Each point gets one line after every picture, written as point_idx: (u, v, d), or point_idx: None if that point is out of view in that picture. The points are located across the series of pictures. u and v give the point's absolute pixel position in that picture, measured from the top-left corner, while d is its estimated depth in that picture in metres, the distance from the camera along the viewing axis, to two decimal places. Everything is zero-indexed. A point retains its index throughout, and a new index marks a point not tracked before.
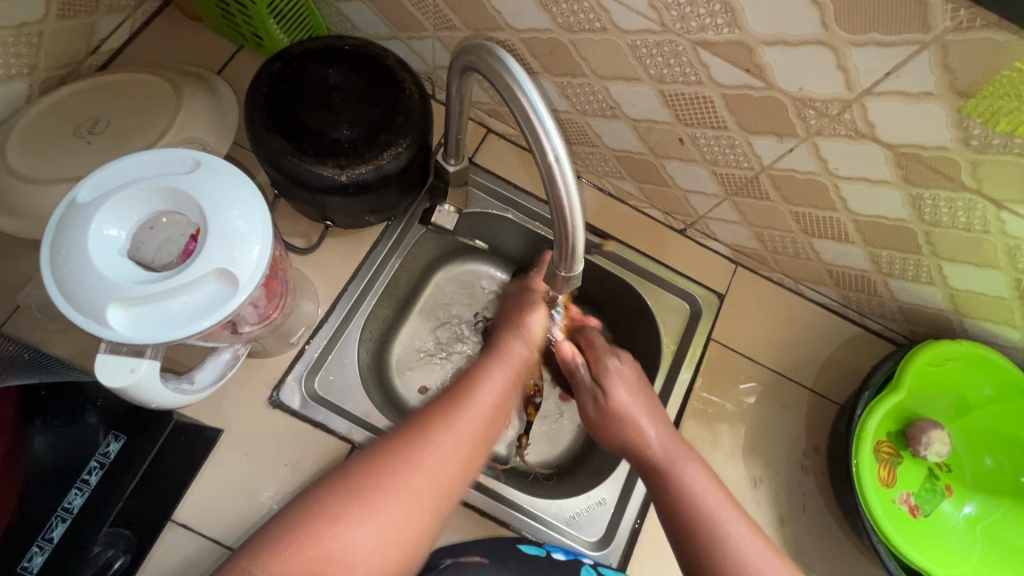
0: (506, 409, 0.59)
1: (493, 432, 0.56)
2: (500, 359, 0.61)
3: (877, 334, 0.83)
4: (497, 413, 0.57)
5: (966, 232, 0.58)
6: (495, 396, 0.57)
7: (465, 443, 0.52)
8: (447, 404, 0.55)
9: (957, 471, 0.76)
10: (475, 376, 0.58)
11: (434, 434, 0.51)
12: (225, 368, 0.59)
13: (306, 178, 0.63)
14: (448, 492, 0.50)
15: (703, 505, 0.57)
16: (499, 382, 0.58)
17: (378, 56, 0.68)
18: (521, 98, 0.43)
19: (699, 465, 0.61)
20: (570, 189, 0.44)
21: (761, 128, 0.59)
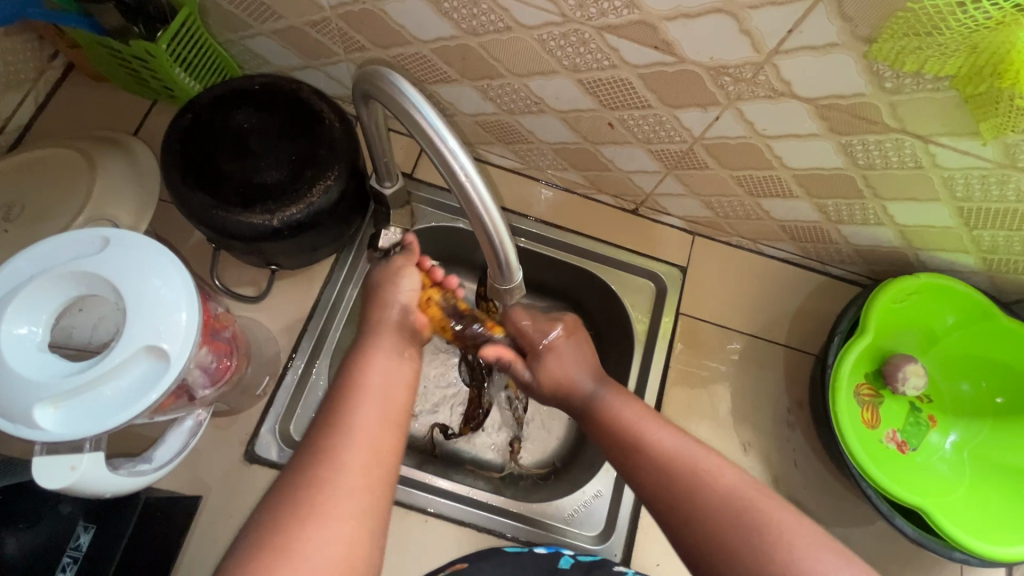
0: (400, 383, 0.55)
1: (396, 412, 0.52)
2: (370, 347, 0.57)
3: (842, 279, 0.84)
4: (390, 394, 0.53)
5: (901, 170, 0.58)
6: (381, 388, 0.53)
7: (361, 437, 0.48)
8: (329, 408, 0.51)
9: (937, 401, 0.77)
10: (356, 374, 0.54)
11: (325, 443, 0.48)
12: (188, 437, 0.57)
13: (237, 229, 0.61)
14: (376, 489, 0.47)
15: (673, 463, 0.53)
16: (375, 373, 0.54)
17: (292, 89, 0.66)
18: (420, 121, 0.42)
19: (660, 422, 0.58)
20: (488, 207, 0.44)
21: (683, 102, 0.58)
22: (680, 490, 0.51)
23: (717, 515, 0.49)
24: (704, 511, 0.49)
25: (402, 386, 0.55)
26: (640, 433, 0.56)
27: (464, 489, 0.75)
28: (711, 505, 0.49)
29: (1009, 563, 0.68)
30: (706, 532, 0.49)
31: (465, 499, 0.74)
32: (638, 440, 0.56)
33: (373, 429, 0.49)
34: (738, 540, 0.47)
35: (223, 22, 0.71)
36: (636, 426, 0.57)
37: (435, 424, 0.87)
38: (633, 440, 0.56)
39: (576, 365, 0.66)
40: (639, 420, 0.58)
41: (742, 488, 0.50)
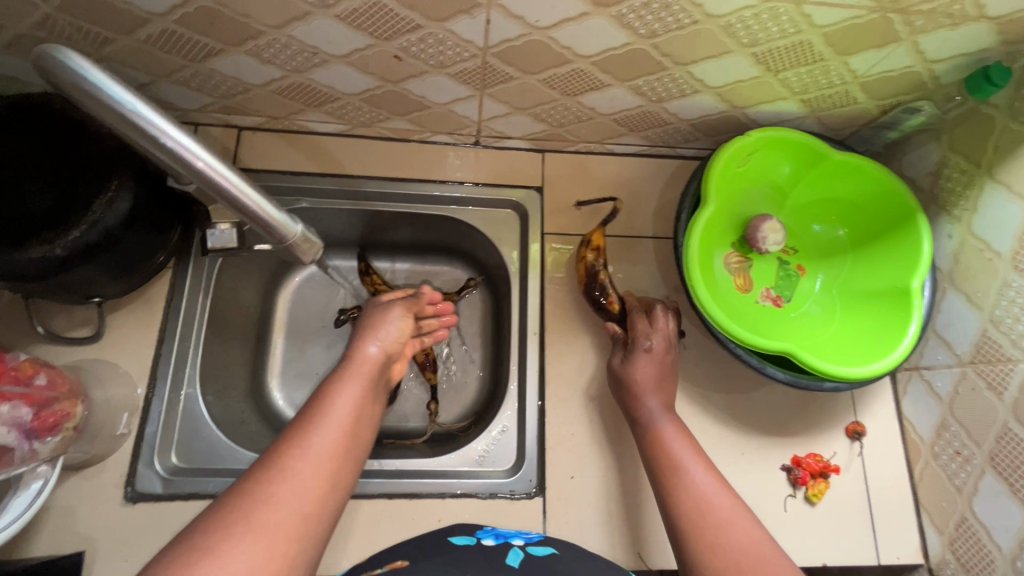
0: (369, 419, 0.57)
1: (359, 445, 0.54)
2: (348, 374, 0.59)
3: (694, 158, 0.84)
4: (359, 424, 0.55)
5: (683, 29, 0.56)
6: (351, 411, 0.55)
7: (325, 462, 0.50)
8: (302, 425, 0.52)
9: (801, 250, 0.79)
10: (328, 392, 0.56)
11: (288, 460, 0.49)
12: (34, 498, 0.54)
13: (16, 269, 0.55)
14: (317, 516, 0.47)
15: (704, 510, 0.57)
16: (349, 395, 0.56)
17: (37, 105, 0.59)
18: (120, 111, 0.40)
19: (704, 466, 0.61)
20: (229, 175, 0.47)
21: (447, 12, 0.54)
22: (703, 543, 0.55)
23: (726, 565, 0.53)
24: (713, 557, 0.54)
25: (370, 416, 0.57)
26: (682, 475, 0.60)
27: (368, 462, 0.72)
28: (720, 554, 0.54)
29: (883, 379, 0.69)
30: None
31: (371, 472, 0.71)
32: (677, 483, 0.60)
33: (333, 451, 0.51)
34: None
35: None
36: (682, 467, 0.61)
37: None
38: (671, 487, 0.60)
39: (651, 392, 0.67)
40: (686, 461, 0.61)
41: (756, 547, 0.54)
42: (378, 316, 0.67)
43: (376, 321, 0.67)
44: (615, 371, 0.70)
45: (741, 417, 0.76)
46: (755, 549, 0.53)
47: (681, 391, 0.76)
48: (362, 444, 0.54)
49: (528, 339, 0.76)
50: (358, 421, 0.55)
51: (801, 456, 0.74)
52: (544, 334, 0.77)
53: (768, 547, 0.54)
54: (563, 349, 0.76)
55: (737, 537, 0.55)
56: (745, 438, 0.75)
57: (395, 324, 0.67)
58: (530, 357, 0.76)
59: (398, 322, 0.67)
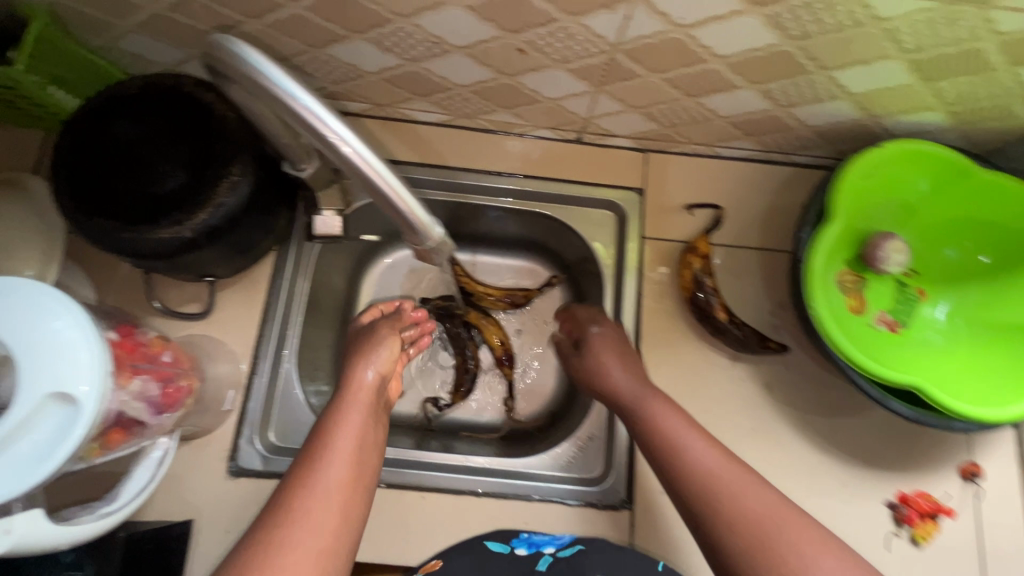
0: (375, 445, 0.57)
1: (366, 474, 0.53)
2: (348, 404, 0.58)
3: (809, 166, 0.79)
4: (364, 452, 0.54)
5: (840, 32, 0.52)
6: (354, 443, 0.54)
7: (333, 500, 0.49)
8: (307, 461, 0.52)
9: (924, 272, 0.73)
10: (328, 426, 0.55)
11: (299, 500, 0.49)
12: (156, 468, 0.56)
13: (150, 248, 0.57)
14: (336, 550, 0.48)
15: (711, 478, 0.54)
16: (351, 427, 0.55)
17: (172, 86, 0.60)
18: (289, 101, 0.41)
19: (701, 436, 0.58)
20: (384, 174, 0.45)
21: (586, 6, 0.52)
22: (723, 517, 0.52)
23: (750, 540, 0.50)
24: (733, 533, 0.51)
25: (374, 443, 0.56)
26: (677, 450, 0.57)
27: (457, 458, 0.73)
28: (742, 525, 0.51)
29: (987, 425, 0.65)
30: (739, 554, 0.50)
31: (459, 468, 0.72)
32: (675, 458, 0.56)
33: (339, 488, 0.50)
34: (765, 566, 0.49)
35: (84, 27, 0.64)
36: (676, 441, 0.57)
37: (426, 399, 0.86)
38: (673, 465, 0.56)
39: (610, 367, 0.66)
40: (681, 433, 0.58)
41: (772, 511, 0.51)
42: (371, 339, 0.65)
43: (368, 343, 0.65)
44: (580, 367, 0.70)
45: (844, 446, 0.72)
46: (769, 507, 0.52)
47: (779, 413, 0.73)
48: (367, 474, 0.53)
49: (622, 346, 0.74)
50: (360, 452, 0.54)
51: (908, 493, 0.70)
52: (638, 342, 0.74)
53: (784, 508, 0.52)
54: (657, 360, 0.74)
55: (756, 507, 0.52)
56: (847, 469, 0.71)
57: (386, 344, 0.64)
58: None
59: (389, 343, 0.65)
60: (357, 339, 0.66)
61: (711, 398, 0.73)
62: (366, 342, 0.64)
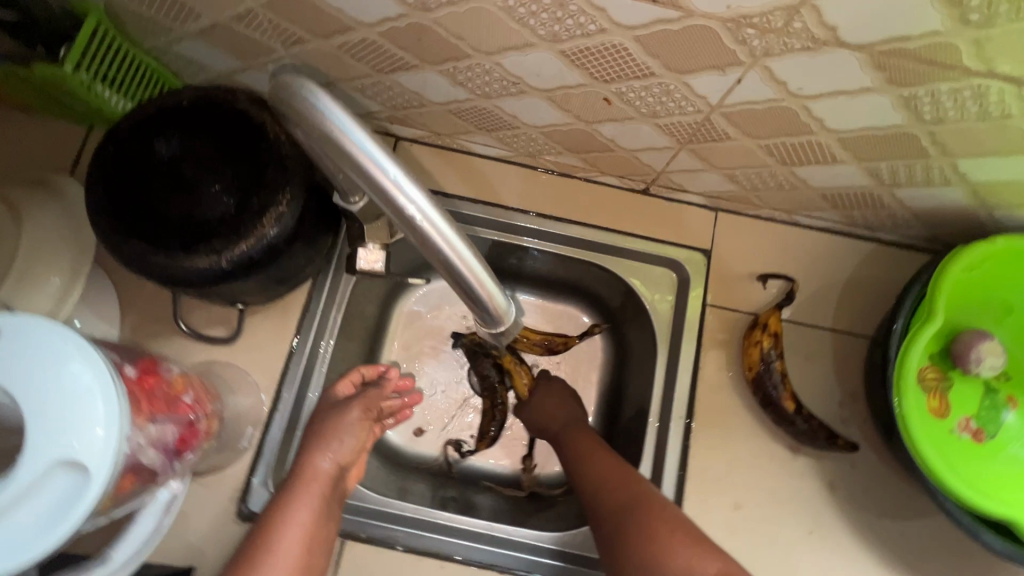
0: (325, 546, 0.50)
1: None
2: (296, 496, 0.50)
3: (895, 245, 0.72)
4: (309, 561, 0.48)
5: (982, 122, 0.45)
6: (295, 555, 0.46)
7: None
8: (238, 572, 0.45)
9: (1015, 378, 0.66)
10: (270, 529, 0.47)
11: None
12: (162, 516, 0.52)
13: (183, 276, 0.53)
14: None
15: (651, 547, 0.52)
16: (295, 533, 0.47)
17: (224, 100, 0.56)
18: (348, 145, 0.33)
19: (636, 494, 0.57)
20: (451, 238, 0.36)
21: (694, 65, 0.46)
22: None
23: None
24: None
25: (317, 551, 0.49)
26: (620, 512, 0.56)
27: (478, 526, 0.67)
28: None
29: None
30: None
31: (482, 535, 0.66)
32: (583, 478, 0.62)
33: None
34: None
35: (141, 27, 0.60)
36: (611, 495, 0.57)
37: (448, 440, 0.79)
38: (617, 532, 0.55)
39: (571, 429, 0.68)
40: (619, 491, 0.57)
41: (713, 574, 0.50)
42: (337, 411, 0.56)
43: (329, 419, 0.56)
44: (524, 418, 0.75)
45: (909, 562, 0.65)
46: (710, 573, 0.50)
47: (840, 517, 0.66)
48: None
49: (672, 422, 0.68)
50: (300, 566, 0.47)
51: None
52: (690, 419, 0.68)
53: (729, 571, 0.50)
54: (709, 441, 0.67)
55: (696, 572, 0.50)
56: None
57: (351, 422, 0.56)
58: (671, 444, 0.67)
59: (357, 423, 0.56)
60: (325, 409, 0.58)
61: (766, 491, 0.66)
62: (333, 418, 0.56)
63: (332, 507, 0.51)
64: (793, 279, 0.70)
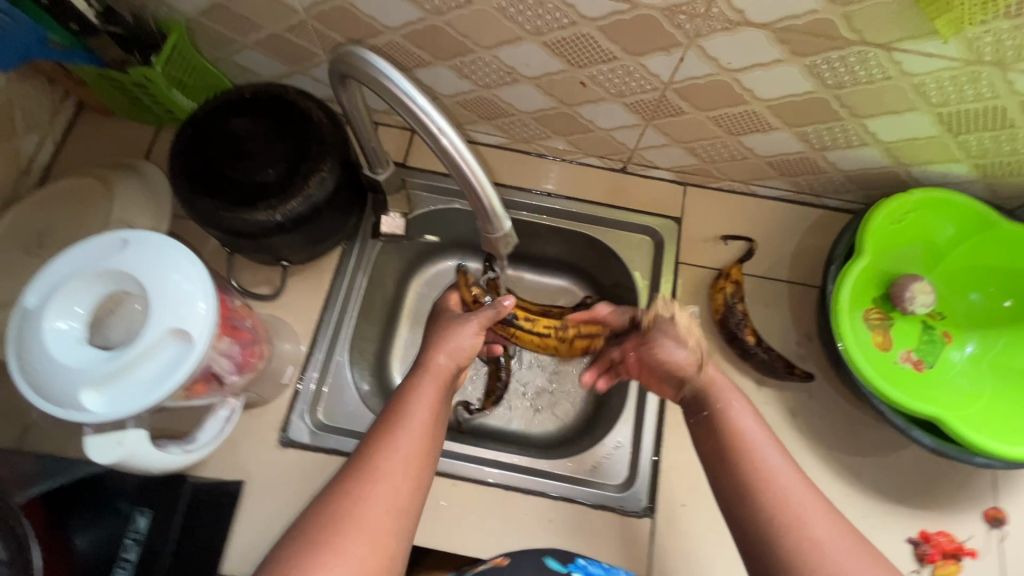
0: (442, 426, 0.59)
1: (434, 446, 0.57)
2: (424, 379, 0.61)
3: (839, 210, 0.84)
4: (432, 430, 0.57)
5: (872, 84, 0.58)
6: (425, 419, 0.57)
7: (408, 468, 0.53)
8: (380, 433, 0.55)
9: (950, 316, 0.76)
10: (403, 398, 0.59)
11: (376, 465, 0.52)
12: (224, 424, 0.62)
13: (243, 228, 0.66)
14: (405, 517, 0.51)
15: (798, 506, 0.50)
16: (425, 403, 0.58)
17: (279, 93, 0.70)
18: (393, 87, 0.47)
19: (783, 453, 0.55)
20: (463, 152, 0.49)
21: (646, 48, 0.59)
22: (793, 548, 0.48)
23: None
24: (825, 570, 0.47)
25: (444, 420, 0.59)
26: (759, 462, 0.54)
27: (486, 453, 0.78)
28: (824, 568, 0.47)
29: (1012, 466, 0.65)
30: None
31: (490, 461, 0.76)
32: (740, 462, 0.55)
33: (411, 458, 0.54)
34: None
35: (209, 40, 0.75)
36: (757, 451, 0.55)
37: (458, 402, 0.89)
38: (762, 484, 0.52)
39: (711, 366, 0.63)
40: (762, 446, 0.55)
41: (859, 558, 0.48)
42: (456, 317, 0.67)
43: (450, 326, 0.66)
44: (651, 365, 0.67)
45: (865, 477, 0.74)
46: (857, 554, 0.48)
47: (802, 440, 0.75)
48: (435, 447, 0.56)
49: None
50: (431, 426, 0.57)
51: (930, 532, 0.71)
52: None
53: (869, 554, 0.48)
54: None
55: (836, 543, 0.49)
56: (868, 501, 0.73)
57: (470, 331, 0.65)
58: None
59: (470, 332, 0.65)
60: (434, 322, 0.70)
61: None
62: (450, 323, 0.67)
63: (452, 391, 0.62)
64: (752, 240, 0.82)
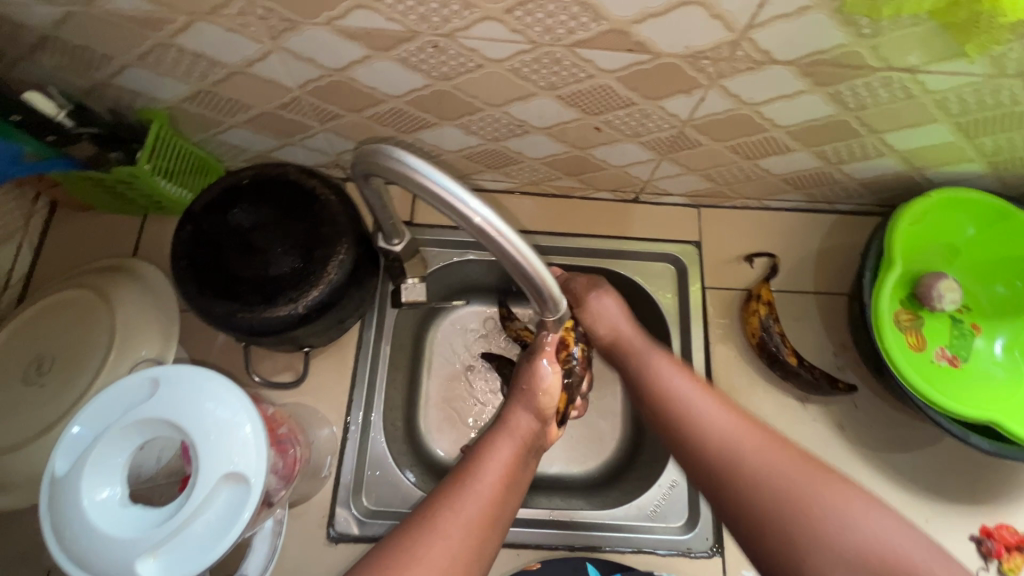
0: (518, 485, 0.58)
1: (504, 514, 0.54)
2: (501, 436, 0.60)
3: (852, 213, 0.84)
4: (506, 494, 0.55)
5: (894, 103, 0.58)
6: (501, 476, 0.56)
7: (467, 536, 0.51)
8: (449, 490, 0.54)
9: (976, 308, 0.77)
10: (480, 456, 0.57)
11: (440, 523, 0.51)
12: (274, 538, 0.65)
13: (265, 326, 0.62)
14: None
15: (733, 444, 0.54)
16: (500, 461, 0.57)
17: (279, 174, 0.66)
18: (430, 185, 0.43)
19: (711, 397, 0.59)
20: (511, 237, 0.44)
21: (666, 92, 0.58)
22: (734, 460, 0.54)
23: (788, 496, 0.50)
24: (761, 493, 0.51)
25: (517, 483, 0.57)
26: (690, 411, 0.58)
27: (546, 513, 0.74)
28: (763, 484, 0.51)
29: (1006, 442, 0.67)
30: (755, 516, 0.51)
31: (551, 523, 0.74)
32: (684, 418, 0.58)
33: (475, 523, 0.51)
34: (786, 517, 0.49)
35: (193, 124, 0.70)
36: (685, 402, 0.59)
37: None
38: (684, 424, 0.58)
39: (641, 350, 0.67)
40: (694, 403, 0.59)
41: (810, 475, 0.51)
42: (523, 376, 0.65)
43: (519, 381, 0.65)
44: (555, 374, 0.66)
45: (920, 482, 0.74)
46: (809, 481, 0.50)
47: (854, 452, 0.75)
48: (505, 515, 0.54)
49: None
50: (504, 488, 0.55)
51: (990, 526, 0.72)
52: (711, 388, 0.77)
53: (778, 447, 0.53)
54: None
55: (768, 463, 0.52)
56: (928, 505, 0.73)
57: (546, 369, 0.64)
58: None
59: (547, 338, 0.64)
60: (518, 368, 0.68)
61: (786, 440, 0.75)
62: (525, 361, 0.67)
63: (528, 450, 0.60)
64: (774, 255, 0.82)
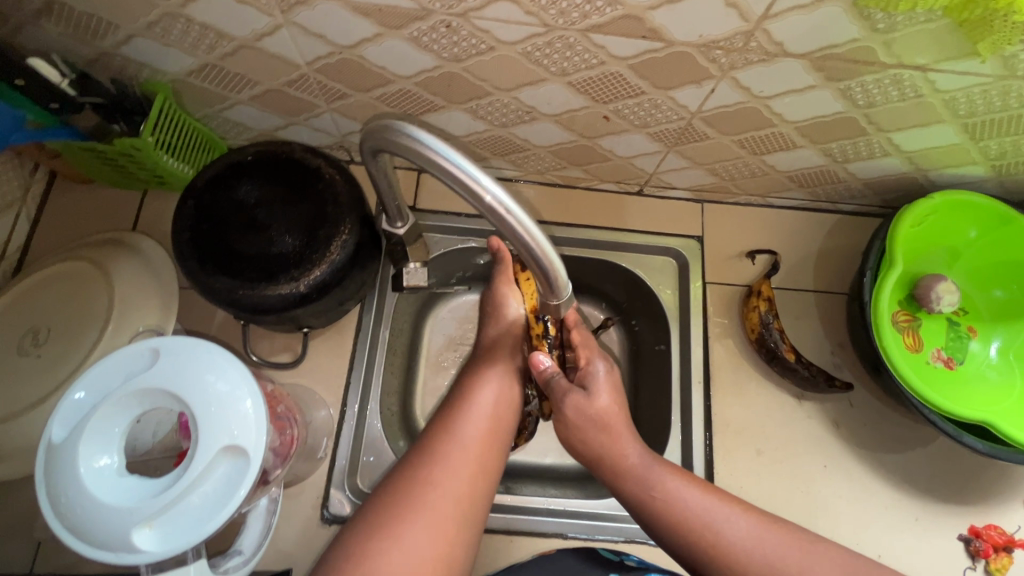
0: (511, 404, 0.65)
1: (500, 436, 0.61)
2: (488, 368, 0.66)
3: (854, 214, 0.85)
4: (499, 414, 0.63)
5: (902, 102, 0.58)
6: (491, 404, 0.63)
7: (471, 452, 0.58)
8: (448, 418, 0.61)
9: (973, 311, 0.77)
10: (472, 386, 0.64)
11: (442, 445, 0.57)
12: (268, 517, 0.60)
13: (266, 304, 0.61)
14: (472, 503, 0.55)
15: (731, 538, 0.55)
16: (490, 388, 0.64)
17: (284, 152, 0.65)
18: (443, 161, 0.43)
19: (733, 510, 0.57)
20: (522, 219, 0.44)
21: (677, 82, 0.58)
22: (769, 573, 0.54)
23: None
24: None
25: (507, 406, 0.64)
26: (707, 528, 0.56)
27: (536, 501, 0.75)
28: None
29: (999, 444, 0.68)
30: None
31: (545, 510, 0.74)
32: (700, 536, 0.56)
33: (476, 446, 0.58)
34: None
35: (197, 98, 0.69)
36: (703, 520, 0.56)
37: None
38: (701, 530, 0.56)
39: (622, 440, 0.62)
40: (711, 516, 0.56)
41: None
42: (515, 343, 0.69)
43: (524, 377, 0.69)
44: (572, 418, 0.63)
45: (912, 481, 0.75)
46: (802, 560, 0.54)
47: (848, 449, 0.76)
48: (501, 437, 0.61)
49: (692, 387, 0.77)
50: (495, 418, 0.62)
51: (979, 526, 0.73)
52: (708, 382, 0.78)
53: (766, 532, 0.56)
54: (727, 400, 0.77)
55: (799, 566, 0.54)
56: (918, 504, 0.74)
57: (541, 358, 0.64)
58: (695, 405, 0.77)
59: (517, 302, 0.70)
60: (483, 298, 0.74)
61: (781, 436, 0.76)
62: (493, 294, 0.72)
63: (513, 373, 0.67)
64: (776, 252, 0.82)
